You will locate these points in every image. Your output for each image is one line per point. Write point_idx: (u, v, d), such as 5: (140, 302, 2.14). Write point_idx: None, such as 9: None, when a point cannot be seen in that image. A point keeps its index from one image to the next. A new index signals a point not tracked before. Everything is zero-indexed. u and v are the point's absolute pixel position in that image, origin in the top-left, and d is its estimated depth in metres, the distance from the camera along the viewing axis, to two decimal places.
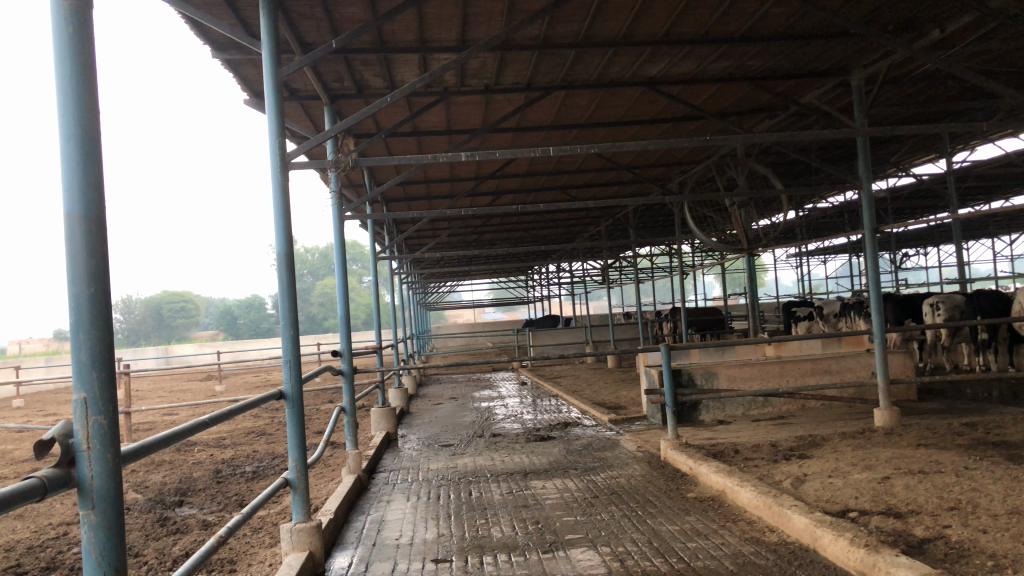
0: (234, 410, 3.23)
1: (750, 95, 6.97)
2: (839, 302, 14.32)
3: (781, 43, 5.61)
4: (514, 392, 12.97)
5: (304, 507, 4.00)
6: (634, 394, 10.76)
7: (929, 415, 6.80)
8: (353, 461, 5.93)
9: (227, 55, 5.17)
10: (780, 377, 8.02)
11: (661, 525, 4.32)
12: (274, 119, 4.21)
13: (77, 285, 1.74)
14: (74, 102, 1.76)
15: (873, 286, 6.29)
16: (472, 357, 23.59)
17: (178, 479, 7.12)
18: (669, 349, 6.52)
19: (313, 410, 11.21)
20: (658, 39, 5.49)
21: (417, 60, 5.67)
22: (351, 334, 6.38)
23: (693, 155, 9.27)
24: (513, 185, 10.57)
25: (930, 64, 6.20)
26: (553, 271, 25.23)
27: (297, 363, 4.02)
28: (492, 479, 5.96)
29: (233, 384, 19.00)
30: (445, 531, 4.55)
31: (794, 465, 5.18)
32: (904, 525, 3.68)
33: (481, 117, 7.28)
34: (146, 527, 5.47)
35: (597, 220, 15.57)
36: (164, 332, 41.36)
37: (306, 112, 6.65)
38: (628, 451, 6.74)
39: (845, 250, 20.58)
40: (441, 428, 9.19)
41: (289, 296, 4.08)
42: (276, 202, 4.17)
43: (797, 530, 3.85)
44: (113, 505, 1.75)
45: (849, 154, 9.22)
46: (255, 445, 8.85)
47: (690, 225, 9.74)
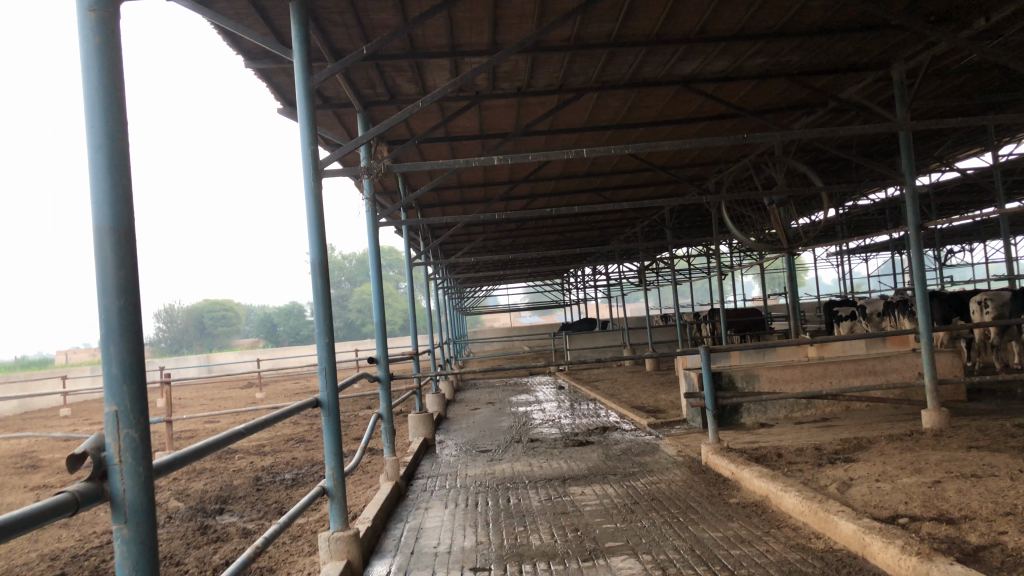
0: (272, 418, 3.21)
1: (787, 91, 6.85)
2: (882, 300, 14.03)
3: (818, 37, 5.50)
4: (552, 396, 12.90)
5: (342, 516, 3.98)
6: (673, 397, 10.64)
7: (979, 417, 6.60)
8: (391, 468, 5.92)
9: (260, 65, 5.20)
10: (823, 378, 7.85)
11: (704, 532, 4.23)
12: (306, 127, 4.21)
13: (107, 297, 1.73)
14: (103, 115, 1.76)
15: (918, 284, 6.12)
16: (509, 362, 23.56)
17: (219, 487, 7.17)
18: (708, 352, 6.41)
19: (352, 416, 11.26)
20: (691, 37, 5.41)
21: (449, 65, 5.65)
22: (387, 340, 6.37)
23: (729, 154, 9.14)
24: (547, 188, 10.52)
25: (974, 55, 6.03)
26: (588, 274, 25.12)
27: (332, 371, 4.00)
28: (530, 486, 5.90)
29: (273, 391, 19.20)
30: (484, 539, 4.50)
31: (840, 469, 5.05)
32: (958, 531, 3.55)
33: (514, 120, 7.24)
34: (187, 535, 5.51)
35: (632, 222, 15.44)
36: (206, 341, 42.05)
37: (339, 120, 6.67)
38: (668, 455, 6.65)
39: (888, 248, 20.18)
40: (479, 434, 9.16)
41: (323, 304, 4.07)
42: (310, 210, 4.16)
43: (845, 537, 3.73)
44: (146, 522, 1.72)
45: (890, 149, 9.02)
46: (293, 452, 8.90)
47: (728, 224, 9.59)
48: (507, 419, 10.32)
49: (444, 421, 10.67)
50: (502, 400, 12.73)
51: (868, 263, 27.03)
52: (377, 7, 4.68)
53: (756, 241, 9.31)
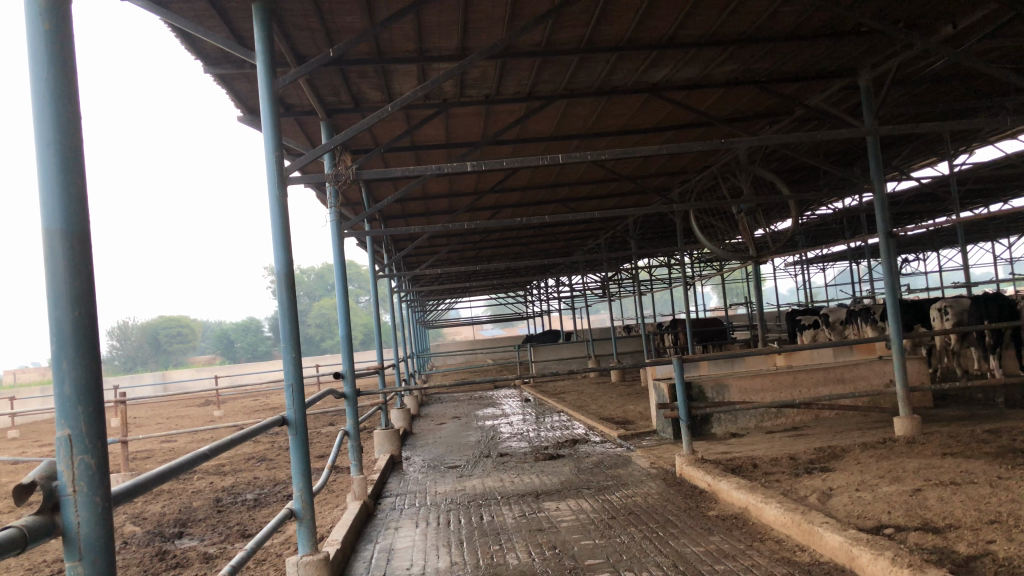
0: (238, 438, 3.03)
1: (756, 99, 6.84)
2: (844, 309, 14.17)
3: (789, 43, 5.48)
4: (518, 409, 12.76)
5: (311, 539, 3.79)
6: (642, 408, 10.56)
7: (949, 423, 6.61)
8: (359, 486, 5.72)
9: (219, 69, 5.02)
10: (793, 387, 7.84)
11: (686, 547, 4.12)
12: (270, 133, 4.04)
13: (60, 309, 1.56)
14: (53, 108, 1.59)
15: (889, 292, 6.12)
16: (472, 374, 23.39)
17: (177, 510, 6.89)
18: (681, 361, 6.33)
19: (314, 433, 10.98)
20: (662, 43, 5.35)
21: (416, 71, 5.53)
22: (353, 355, 6.17)
23: (695, 163, 9.13)
24: (513, 199, 10.42)
25: (940, 62, 6.07)
26: (551, 286, 25.09)
27: (300, 387, 3.83)
28: (503, 502, 5.75)
29: (232, 408, 18.76)
30: (458, 559, 4.34)
31: (818, 479, 4.99)
32: (945, 541, 3.49)
33: (481, 129, 7.13)
34: (144, 561, 5.25)
35: (596, 232, 15.40)
36: (161, 358, 41.19)
37: (301, 129, 6.50)
38: (642, 468, 6.55)
39: (845, 257, 20.44)
40: (446, 449, 8.99)
41: (289, 317, 3.89)
42: (275, 219, 3.99)
43: (831, 549, 3.65)
44: (105, 555, 1.55)
45: (853, 157, 9.09)
46: (255, 472, 8.63)
47: (695, 234, 9.58)
48: (475, 434, 10.17)
49: (410, 436, 10.46)
50: (468, 414, 12.57)
51: (825, 272, 27.43)
52: (342, 9, 4.53)
53: (723, 250, 9.30)
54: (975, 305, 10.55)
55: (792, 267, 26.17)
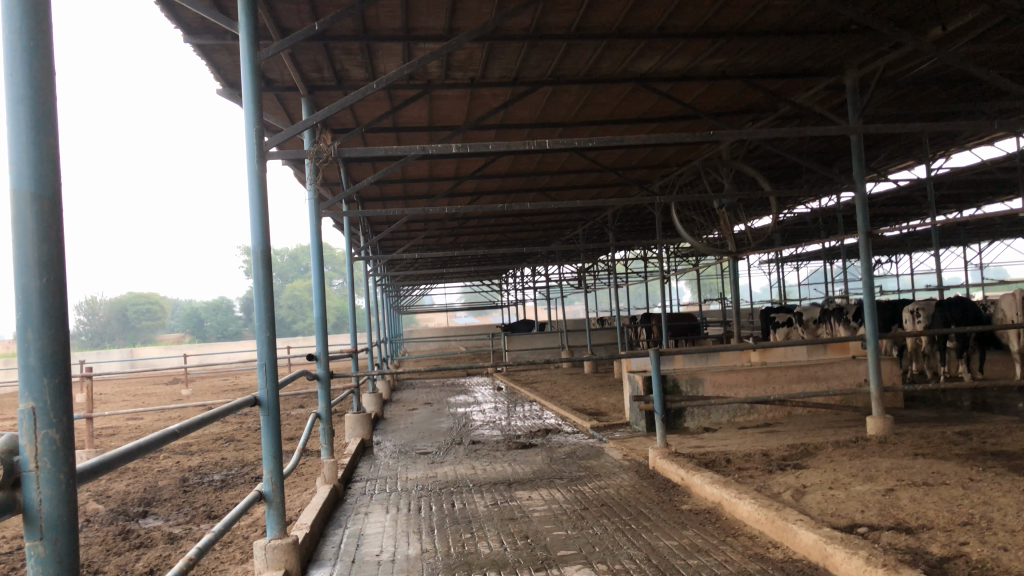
0: (209, 416, 2.95)
1: (741, 93, 6.82)
2: (818, 308, 14.26)
3: (777, 38, 5.45)
4: (490, 397, 12.71)
5: (280, 523, 3.71)
6: (615, 400, 10.55)
7: (921, 424, 6.66)
8: (329, 470, 5.64)
9: (199, 40, 4.89)
10: (766, 384, 7.85)
11: (658, 541, 4.10)
12: (251, 105, 3.94)
13: (26, 275, 1.47)
14: (26, 63, 1.50)
15: (867, 292, 6.13)
16: (446, 361, 23.34)
17: (142, 488, 6.76)
18: (658, 354, 6.30)
19: (285, 415, 10.86)
20: (652, 33, 5.30)
21: (401, 50, 5.43)
22: (327, 337, 6.07)
23: (678, 156, 9.10)
24: (494, 185, 10.35)
25: (926, 63, 6.09)
26: (527, 275, 25.01)
27: (274, 367, 3.74)
28: (474, 490, 5.69)
29: (202, 388, 18.54)
30: (429, 547, 4.28)
31: (791, 476, 4.99)
32: (918, 541, 3.49)
33: (465, 113, 7.04)
34: (107, 540, 5.14)
35: (575, 222, 15.36)
36: (130, 334, 40.65)
37: (282, 105, 6.37)
38: (615, 459, 6.53)
39: (819, 257, 20.60)
40: (417, 435, 8.92)
41: (265, 296, 3.79)
42: (253, 195, 3.88)
43: (804, 546, 3.65)
44: (67, 534, 1.46)
45: (835, 156, 9.11)
46: (223, 452, 8.50)
47: (676, 227, 9.56)
48: (447, 420, 10.10)
49: (381, 421, 10.37)
50: (440, 401, 12.51)
51: (800, 271, 27.67)
52: None
53: (702, 245, 9.28)
54: (941, 309, 10.63)
55: (767, 265, 26.33)
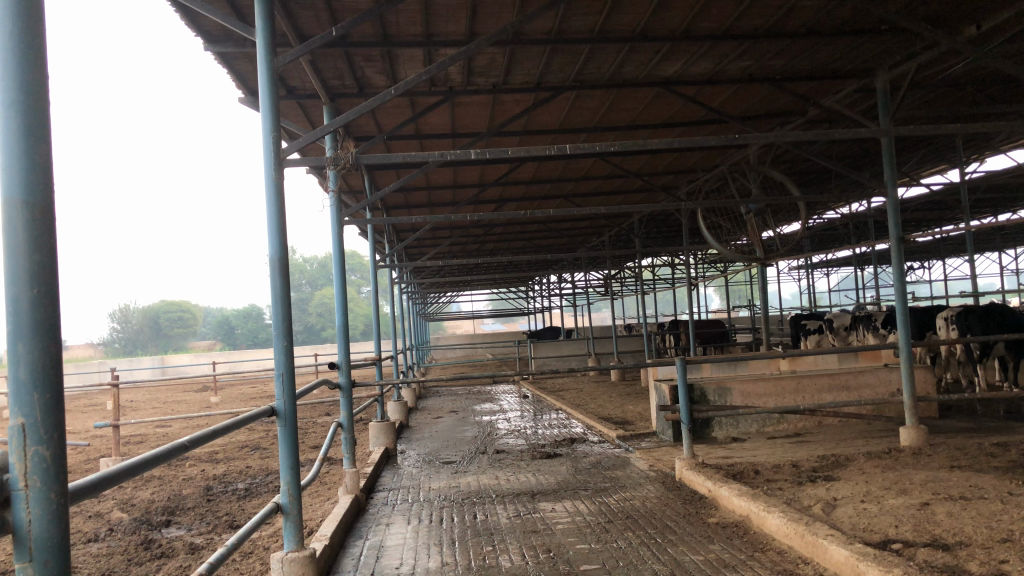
0: (225, 425, 2.90)
1: (769, 97, 6.70)
2: (849, 315, 14.01)
3: (806, 39, 5.34)
4: (516, 405, 12.63)
5: (297, 536, 3.66)
6: (641, 409, 10.41)
7: (956, 434, 6.47)
8: (351, 480, 5.60)
9: (220, 48, 4.89)
10: (796, 393, 7.69)
11: (684, 555, 3.99)
12: (268, 113, 3.91)
13: (17, 287, 1.43)
14: (15, 67, 1.46)
15: (900, 299, 5.97)
16: (473, 368, 23.30)
17: (166, 497, 6.76)
18: (684, 362, 6.18)
19: (310, 423, 10.87)
20: (676, 35, 5.21)
21: (422, 56, 5.40)
22: (349, 345, 6.03)
23: (704, 161, 8.99)
24: (518, 192, 10.29)
25: (959, 64, 5.94)
26: (554, 282, 24.88)
27: (291, 377, 3.69)
28: (497, 501, 5.62)
29: (229, 396, 18.64)
30: (449, 560, 4.21)
31: (822, 488, 4.85)
32: (956, 559, 3.36)
33: (488, 119, 6.99)
34: (129, 550, 5.12)
35: (601, 229, 15.27)
36: (161, 342, 41.13)
37: (303, 112, 6.37)
38: (641, 470, 6.41)
39: (850, 263, 20.28)
40: (442, 444, 8.85)
41: (283, 305, 3.76)
42: (270, 203, 3.84)
43: (835, 562, 3.53)
44: (59, 556, 1.42)
45: (866, 159, 8.93)
46: (247, 460, 8.50)
47: (704, 233, 9.41)
48: (472, 429, 10.04)
49: (406, 429, 10.33)
50: (466, 409, 12.45)
51: (829, 277, 27.29)
52: None
53: (730, 251, 9.14)
54: (967, 317, 10.37)
55: (797, 272, 26.01)
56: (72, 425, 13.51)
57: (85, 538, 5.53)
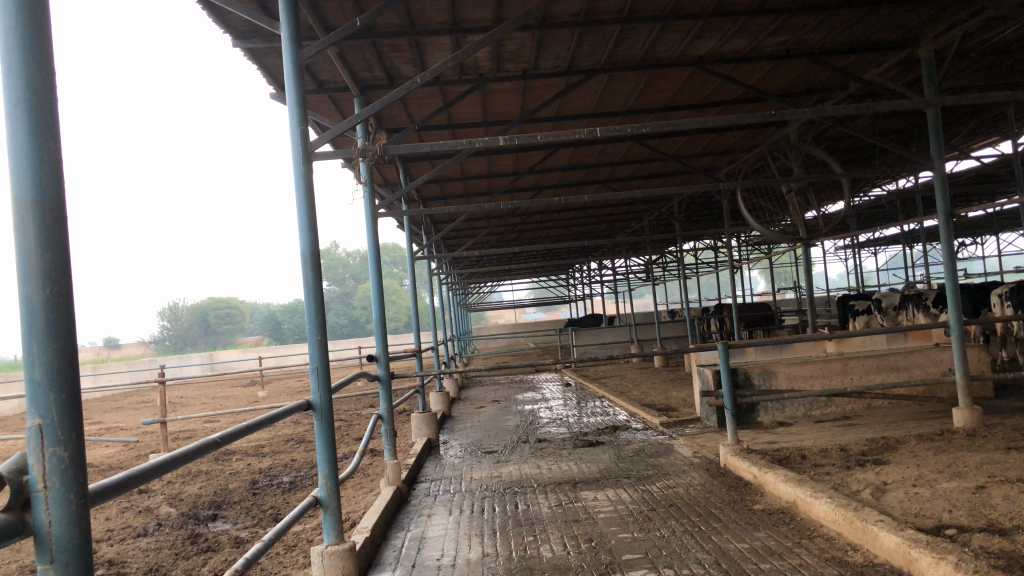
0: (259, 421, 2.87)
1: (808, 72, 6.51)
2: (898, 294, 13.69)
3: (844, 10, 5.17)
4: (558, 393, 12.59)
5: (336, 529, 3.65)
6: (685, 395, 10.28)
7: (1013, 414, 6.26)
8: (393, 471, 5.59)
9: (248, 43, 4.90)
10: (844, 375, 7.51)
11: (729, 543, 3.91)
12: (295, 107, 3.90)
13: (29, 287, 1.43)
14: (19, 62, 1.44)
15: (950, 277, 5.76)
16: (515, 357, 23.32)
17: (213, 491, 6.85)
18: (726, 347, 6.05)
19: (354, 416, 10.96)
20: (708, 11, 5.08)
21: (450, 44, 5.35)
22: (387, 337, 6.02)
23: (743, 141, 8.81)
24: (554, 179, 10.21)
25: (1008, 30, 5.70)
26: (594, 269, 24.71)
27: (326, 371, 3.68)
28: (539, 491, 5.58)
29: (276, 390, 18.89)
30: (490, 550, 4.18)
31: (871, 472, 4.72)
32: (1013, 544, 3.23)
33: (520, 106, 6.93)
34: (176, 544, 5.20)
35: (640, 214, 15.11)
36: (210, 339, 41.93)
37: (335, 105, 6.36)
38: (685, 457, 6.33)
39: (898, 241, 19.81)
40: (484, 434, 8.85)
41: (316, 299, 3.75)
42: (300, 196, 3.83)
43: (886, 550, 3.41)
44: (81, 550, 1.42)
45: (911, 132, 8.66)
46: (292, 453, 8.59)
47: (745, 215, 9.24)
48: (514, 418, 10.02)
49: (449, 420, 10.34)
50: (508, 398, 12.44)
51: (876, 256, 26.71)
52: None
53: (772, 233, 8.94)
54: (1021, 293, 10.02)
55: (844, 252, 25.51)
56: (124, 422, 13.81)
57: (134, 533, 5.62)
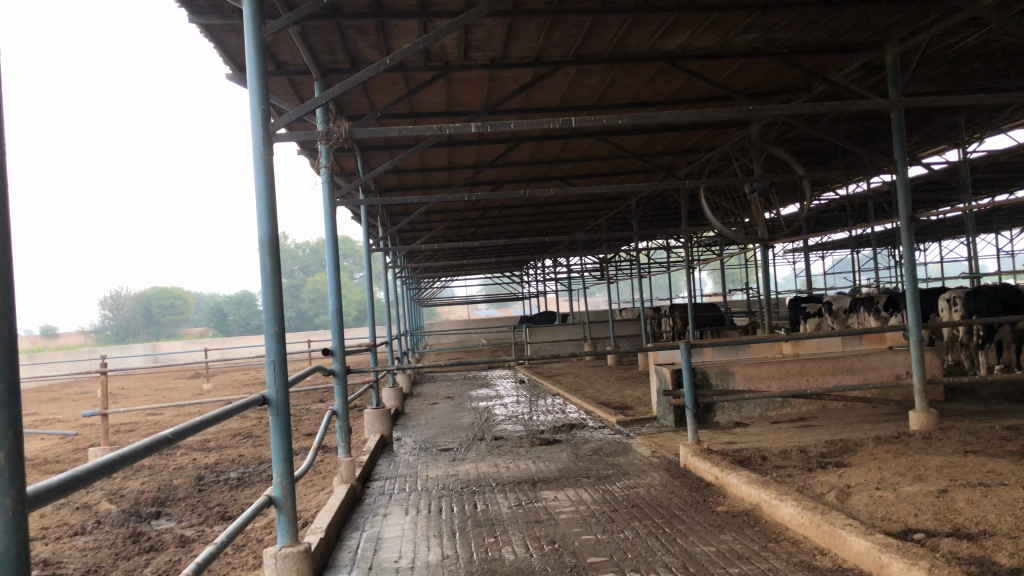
0: (213, 416, 2.68)
1: (775, 72, 6.51)
2: (848, 297, 13.89)
3: (816, 10, 5.15)
4: (512, 391, 12.45)
5: (290, 530, 3.48)
6: (640, 394, 10.26)
7: (965, 418, 6.34)
8: (346, 469, 5.41)
9: (205, 20, 4.68)
10: (800, 377, 7.54)
11: (694, 546, 3.83)
12: (256, 87, 3.70)
13: None
14: None
15: (910, 281, 5.78)
16: (467, 354, 23.18)
17: (156, 487, 6.57)
18: (688, 346, 5.99)
19: (303, 411, 10.70)
20: (682, 5, 5.01)
21: (417, 28, 5.19)
22: (343, 330, 5.82)
23: (705, 141, 8.80)
24: (514, 173, 10.10)
25: (973, 37, 5.76)
26: (548, 267, 24.69)
27: (283, 365, 3.50)
28: (497, 490, 5.45)
29: (222, 382, 18.45)
30: (451, 552, 4.04)
31: (834, 475, 4.70)
32: (982, 550, 3.21)
33: (484, 97, 6.79)
34: (117, 543, 4.95)
35: (597, 212, 15.07)
36: (153, 330, 40.93)
37: (294, 88, 6.15)
38: (643, 456, 6.27)
39: (846, 244, 20.16)
40: (439, 431, 8.70)
41: (273, 288, 3.56)
42: (260, 181, 3.64)
43: (855, 554, 3.36)
44: (17, 553, 1.27)
45: (869, 135, 8.75)
46: (240, 449, 8.32)
47: (706, 214, 9.23)
48: (468, 415, 9.87)
49: (401, 416, 10.15)
50: (461, 395, 12.28)
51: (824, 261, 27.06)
52: None
53: (733, 233, 8.95)
54: (970, 297, 10.22)
55: (793, 256, 25.90)
56: (62, 414, 13.33)
57: (71, 531, 5.35)
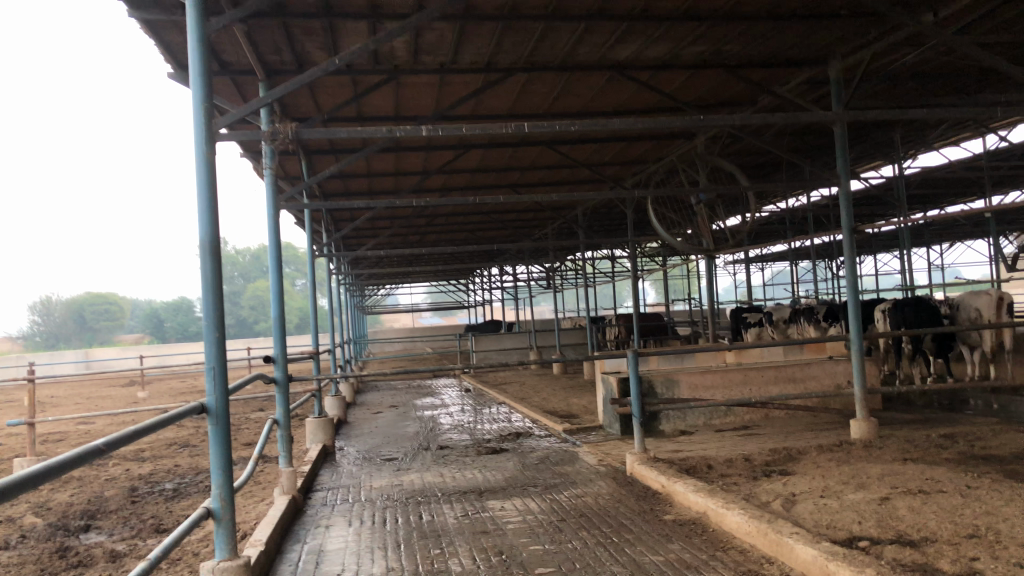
0: (149, 425, 2.54)
1: (722, 83, 6.58)
2: (788, 308, 14.14)
3: (764, 23, 5.22)
4: (457, 399, 12.35)
5: (229, 545, 3.34)
6: (586, 402, 10.26)
7: (903, 427, 6.46)
8: (287, 480, 5.25)
9: (146, 14, 4.53)
10: (743, 386, 7.63)
11: (643, 556, 3.80)
12: (199, 84, 3.56)
13: None
14: None
15: (853, 291, 5.87)
16: (411, 363, 22.93)
17: (86, 499, 6.30)
18: (636, 354, 5.98)
19: (243, 420, 10.42)
20: (633, 15, 5.02)
21: (367, 30, 5.11)
22: (286, 338, 5.67)
23: (653, 151, 8.87)
24: (462, 180, 10.03)
25: (913, 54, 5.91)
26: (494, 275, 24.63)
27: (223, 373, 3.37)
28: (443, 500, 5.36)
29: (158, 390, 17.90)
30: (395, 565, 3.94)
31: (778, 483, 4.73)
32: (926, 557, 3.24)
33: (433, 102, 6.73)
34: (43, 559, 4.72)
35: (543, 220, 15.08)
36: (86, 336, 39.64)
37: (238, 88, 6.00)
38: (589, 465, 6.25)
39: (786, 256, 20.54)
40: (382, 440, 8.55)
41: (215, 293, 3.42)
42: (201, 182, 3.50)
43: (802, 563, 3.37)
44: None
45: (811, 148, 8.93)
46: (176, 459, 8.05)
47: (653, 223, 9.29)
48: (412, 424, 9.74)
49: (343, 425, 9.96)
50: (406, 404, 12.10)
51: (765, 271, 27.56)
52: None
53: (679, 243, 9.03)
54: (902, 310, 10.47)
55: (734, 266, 26.30)
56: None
57: None
